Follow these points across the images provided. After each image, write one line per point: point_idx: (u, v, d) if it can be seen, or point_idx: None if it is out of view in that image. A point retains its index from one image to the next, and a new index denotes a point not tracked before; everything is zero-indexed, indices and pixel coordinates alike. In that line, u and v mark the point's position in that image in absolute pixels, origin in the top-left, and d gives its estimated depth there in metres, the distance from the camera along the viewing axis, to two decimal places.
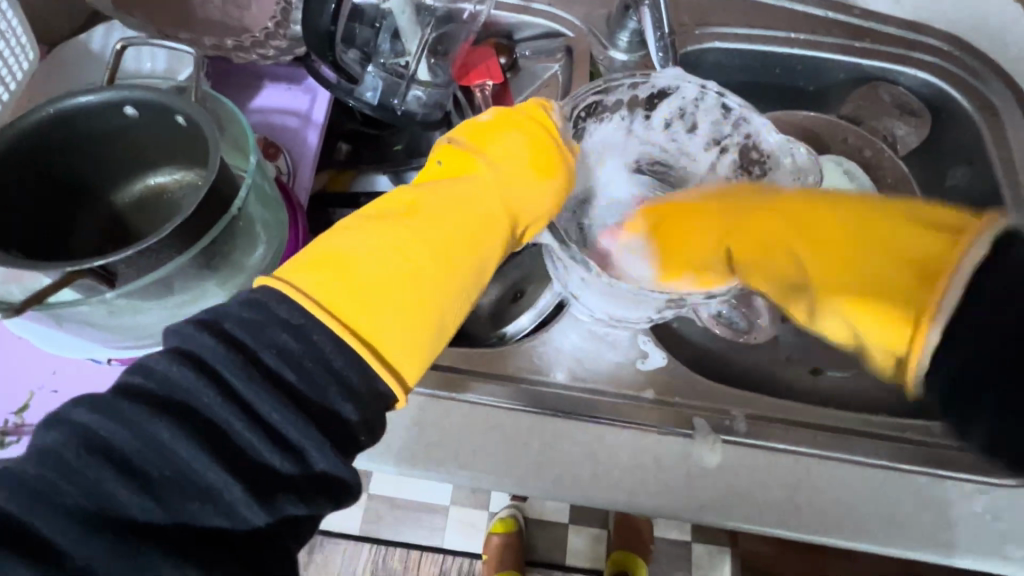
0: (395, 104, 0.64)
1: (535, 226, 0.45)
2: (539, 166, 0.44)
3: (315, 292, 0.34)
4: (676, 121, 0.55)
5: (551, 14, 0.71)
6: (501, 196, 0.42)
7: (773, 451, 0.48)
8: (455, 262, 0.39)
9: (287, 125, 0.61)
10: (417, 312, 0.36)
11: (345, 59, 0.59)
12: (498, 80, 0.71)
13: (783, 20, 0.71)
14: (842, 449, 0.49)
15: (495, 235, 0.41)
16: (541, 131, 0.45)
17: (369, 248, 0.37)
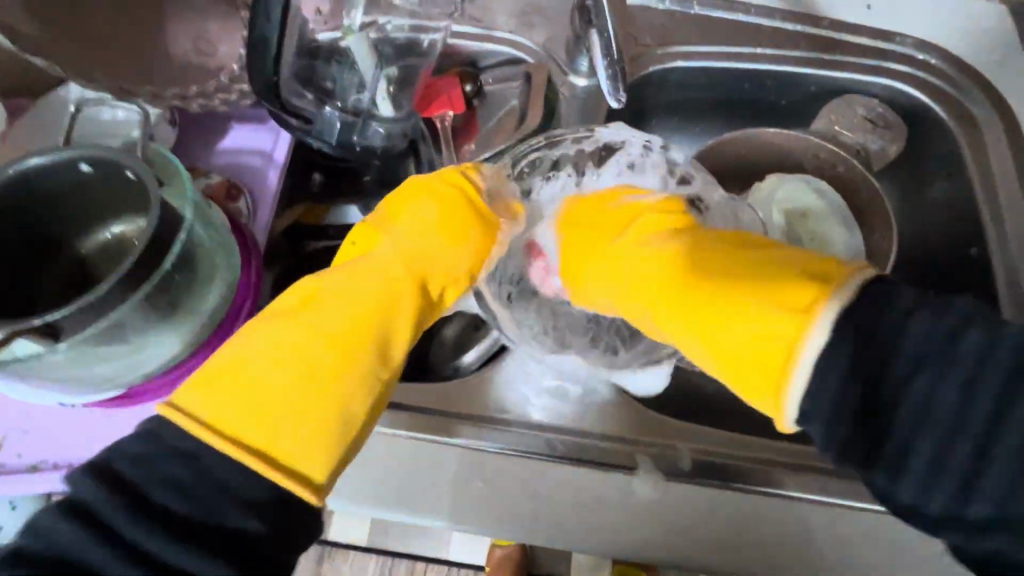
0: (354, 141, 0.65)
1: (452, 287, 0.48)
2: (454, 241, 0.48)
3: (203, 409, 0.38)
4: (625, 175, 0.56)
5: (510, 41, 0.72)
6: (405, 271, 0.45)
7: (719, 489, 0.48)
8: (359, 351, 0.42)
9: (250, 164, 0.64)
10: (314, 406, 0.40)
11: (288, 100, 0.60)
12: (459, 110, 0.71)
13: (747, 36, 0.69)
14: (781, 481, 0.48)
15: (405, 313, 0.45)
16: (448, 206, 0.48)
17: (272, 351, 0.41)
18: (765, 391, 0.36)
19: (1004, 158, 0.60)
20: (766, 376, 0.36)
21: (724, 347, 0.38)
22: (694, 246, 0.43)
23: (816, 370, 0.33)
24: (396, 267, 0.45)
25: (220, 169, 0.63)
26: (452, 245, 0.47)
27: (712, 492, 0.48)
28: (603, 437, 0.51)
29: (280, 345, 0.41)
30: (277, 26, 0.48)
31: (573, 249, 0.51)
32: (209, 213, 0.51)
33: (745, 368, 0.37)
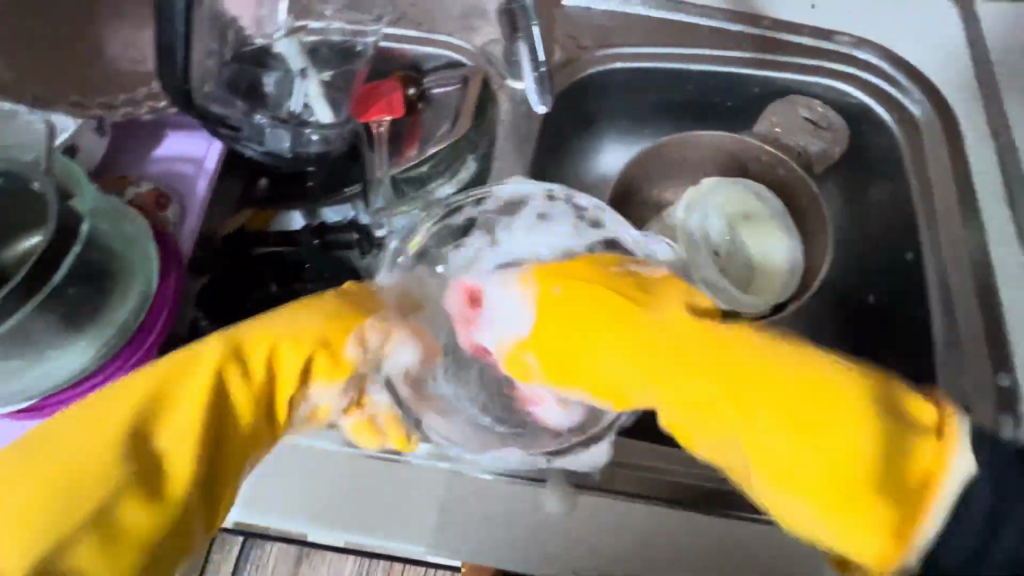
0: (287, 148, 0.65)
1: (290, 370, 0.42)
2: (309, 340, 0.43)
3: None
4: (534, 229, 0.55)
5: (451, 44, 0.71)
6: (225, 347, 0.41)
7: (630, 498, 0.51)
8: (139, 453, 0.37)
9: (181, 173, 0.63)
10: (67, 484, 0.36)
11: (205, 105, 0.58)
12: (398, 114, 0.70)
13: (689, 36, 0.68)
14: (691, 493, 0.51)
15: (203, 391, 0.39)
16: (317, 306, 0.45)
17: (53, 440, 0.38)
18: (876, 543, 0.32)
19: (944, 161, 0.59)
20: (877, 535, 0.32)
21: (823, 489, 0.33)
22: (760, 356, 0.37)
23: (944, 525, 0.31)
24: (221, 356, 0.41)
25: (151, 177, 0.63)
26: (309, 337, 0.43)
27: (627, 504, 0.51)
28: None
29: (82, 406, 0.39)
30: (182, 37, 0.47)
31: (561, 304, 0.43)
32: (117, 224, 0.51)
33: (856, 517, 0.32)
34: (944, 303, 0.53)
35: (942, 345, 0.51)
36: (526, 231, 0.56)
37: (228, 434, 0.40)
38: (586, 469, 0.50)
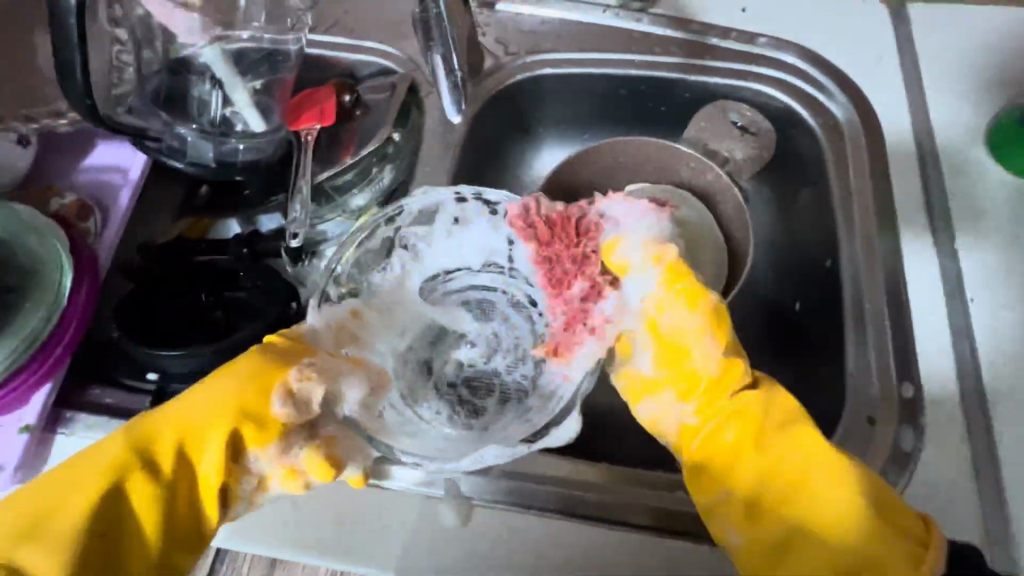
0: (212, 158, 0.64)
1: (200, 462, 0.42)
2: (213, 425, 0.42)
3: None
4: (454, 233, 0.58)
5: (382, 52, 0.71)
6: (125, 443, 0.41)
7: (527, 512, 0.48)
8: (46, 547, 0.39)
9: (106, 184, 0.63)
10: None
11: (116, 113, 0.59)
12: (327, 122, 0.68)
13: (617, 41, 0.67)
14: (594, 503, 0.48)
15: (95, 491, 0.40)
16: (229, 379, 0.43)
17: None
18: None
19: (864, 167, 0.58)
20: None
21: None
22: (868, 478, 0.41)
23: None
24: (127, 446, 0.41)
25: (76, 188, 0.63)
26: (212, 421, 0.42)
27: (523, 515, 0.48)
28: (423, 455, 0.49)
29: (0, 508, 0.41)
30: (77, 52, 0.47)
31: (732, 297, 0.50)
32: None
33: None
34: (856, 312, 0.52)
35: (852, 355, 0.51)
36: (444, 238, 0.58)
37: (128, 523, 0.41)
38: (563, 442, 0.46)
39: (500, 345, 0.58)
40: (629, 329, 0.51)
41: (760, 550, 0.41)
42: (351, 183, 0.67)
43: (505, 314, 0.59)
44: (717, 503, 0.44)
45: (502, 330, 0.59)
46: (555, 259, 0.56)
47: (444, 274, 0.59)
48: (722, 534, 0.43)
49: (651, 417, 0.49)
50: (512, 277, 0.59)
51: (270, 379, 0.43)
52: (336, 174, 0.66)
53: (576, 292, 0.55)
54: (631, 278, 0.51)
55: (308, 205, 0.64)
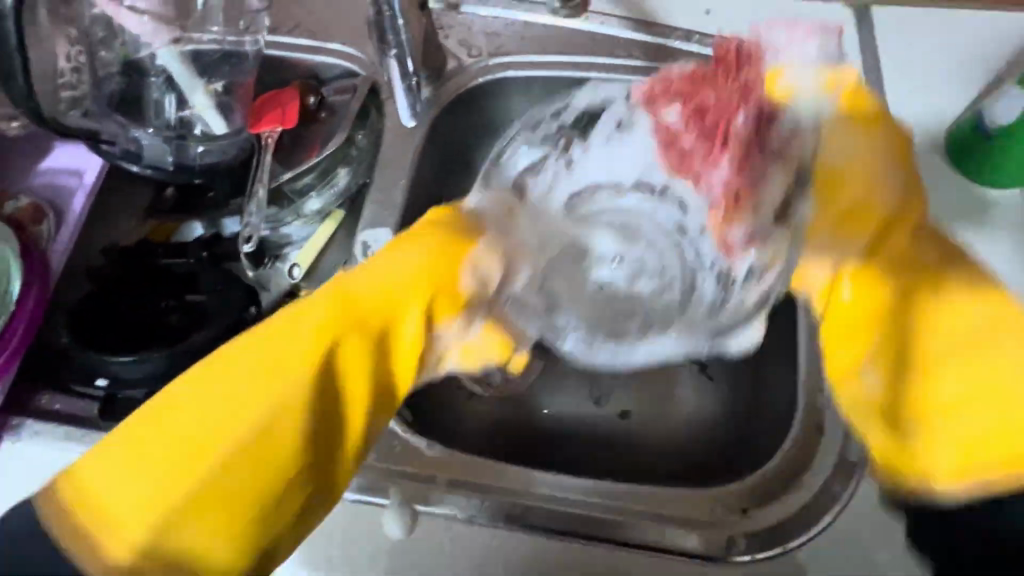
0: (170, 162, 0.63)
1: (376, 358, 0.40)
2: (403, 295, 0.41)
3: (76, 496, 0.35)
4: (613, 138, 0.51)
5: (345, 53, 0.71)
6: (298, 330, 0.39)
7: (470, 522, 0.46)
8: (211, 474, 0.35)
9: (62, 187, 0.63)
10: (155, 504, 0.35)
11: (68, 116, 0.58)
12: (288, 124, 0.68)
13: (580, 44, 0.67)
14: (556, 517, 0.46)
15: (279, 396, 0.37)
16: (414, 255, 0.42)
17: (117, 443, 0.36)
18: None
19: None
20: None
21: None
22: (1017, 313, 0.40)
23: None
24: (320, 337, 0.38)
25: (31, 191, 0.62)
26: (384, 294, 0.41)
27: (475, 529, 0.46)
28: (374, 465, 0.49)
29: (148, 416, 0.36)
30: (19, 56, 0.47)
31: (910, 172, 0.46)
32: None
33: None
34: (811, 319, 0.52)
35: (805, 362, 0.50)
36: (602, 144, 0.51)
37: (337, 435, 0.39)
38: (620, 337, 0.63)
39: (646, 269, 0.48)
40: (806, 168, 0.47)
41: (886, 419, 0.41)
42: (311, 186, 0.68)
43: (675, 238, 0.47)
44: (866, 392, 0.42)
45: (656, 248, 0.48)
46: (698, 111, 0.46)
47: (586, 192, 0.50)
48: (856, 375, 0.42)
49: (802, 265, 0.46)
50: (682, 194, 0.46)
51: (450, 258, 0.43)
52: (295, 177, 0.67)
53: (744, 123, 0.45)
54: (800, 100, 0.49)
55: (264, 207, 0.64)
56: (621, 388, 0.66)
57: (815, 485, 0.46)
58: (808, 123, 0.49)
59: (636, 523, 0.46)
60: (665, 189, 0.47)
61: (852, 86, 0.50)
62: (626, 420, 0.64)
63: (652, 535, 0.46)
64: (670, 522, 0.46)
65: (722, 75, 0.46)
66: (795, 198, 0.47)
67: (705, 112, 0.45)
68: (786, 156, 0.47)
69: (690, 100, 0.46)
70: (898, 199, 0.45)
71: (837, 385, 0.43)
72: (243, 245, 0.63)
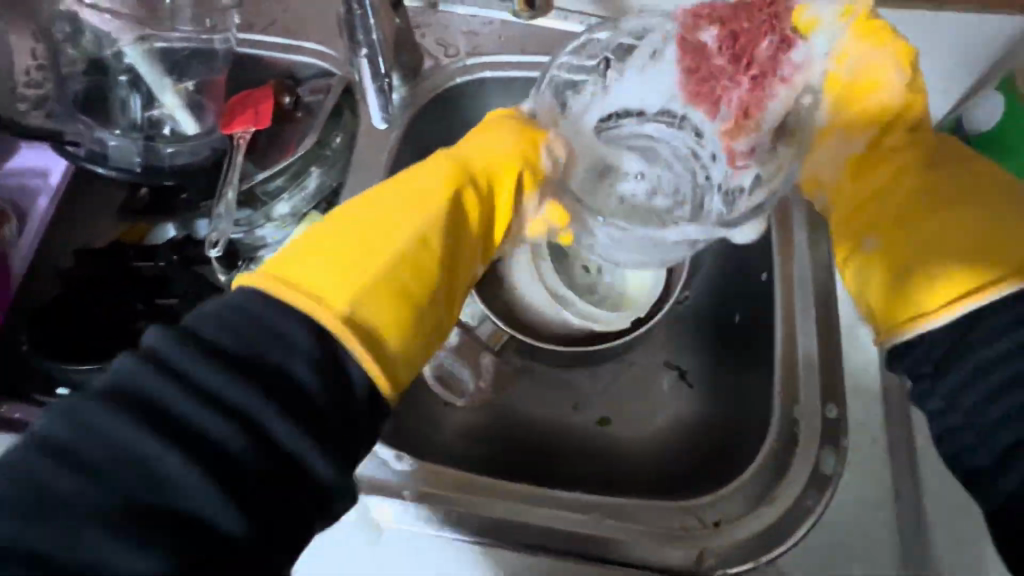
0: (138, 163, 0.62)
1: (489, 196, 0.51)
2: (501, 156, 0.52)
3: (302, 273, 0.40)
4: (648, 68, 0.56)
5: (320, 52, 0.69)
6: (432, 173, 0.49)
7: (433, 537, 0.45)
8: (361, 278, 0.41)
9: (28, 190, 0.62)
10: (387, 293, 0.41)
11: (30, 118, 0.59)
12: (262, 125, 0.66)
13: (559, 45, 0.66)
14: (538, 536, 0.45)
15: (422, 219, 0.45)
16: (507, 130, 0.53)
17: (313, 246, 0.42)
18: None
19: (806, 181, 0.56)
20: None
21: None
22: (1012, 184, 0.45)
23: None
24: (450, 180, 0.48)
25: None
26: (491, 146, 0.52)
27: (445, 546, 0.45)
28: None
29: (313, 238, 0.43)
30: None
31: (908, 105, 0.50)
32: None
33: None
34: (789, 328, 0.51)
35: (782, 372, 0.49)
36: (638, 73, 0.56)
37: (460, 262, 0.48)
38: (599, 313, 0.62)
39: (663, 190, 0.55)
40: (812, 88, 0.52)
41: (880, 278, 0.44)
42: (282, 189, 0.66)
43: (697, 142, 0.56)
44: (865, 254, 0.46)
45: (674, 168, 0.56)
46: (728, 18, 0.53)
47: (611, 119, 0.57)
48: (855, 250, 0.47)
49: (814, 173, 0.53)
50: (701, 124, 0.55)
51: (530, 138, 0.54)
52: (266, 179, 0.65)
53: (765, 50, 0.52)
54: (820, 35, 0.51)
55: (232, 209, 0.62)
56: (600, 394, 0.65)
57: (788, 500, 0.45)
58: (825, 56, 0.51)
59: (620, 540, 0.45)
60: (684, 117, 0.56)
61: (868, 16, 0.51)
62: (603, 428, 0.64)
63: (637, 556, 0.44)
64: (652, 540, 0.45)
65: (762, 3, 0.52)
66: (809, 108, 0.52)
67: (707, 79, 0.54)
68: (787, 81, 0.52)
69: (699, 52, 0.54)
70: (904, 96, 0.50)
71: (848, 262, 0.48)
72: (210, 250, 0.60)
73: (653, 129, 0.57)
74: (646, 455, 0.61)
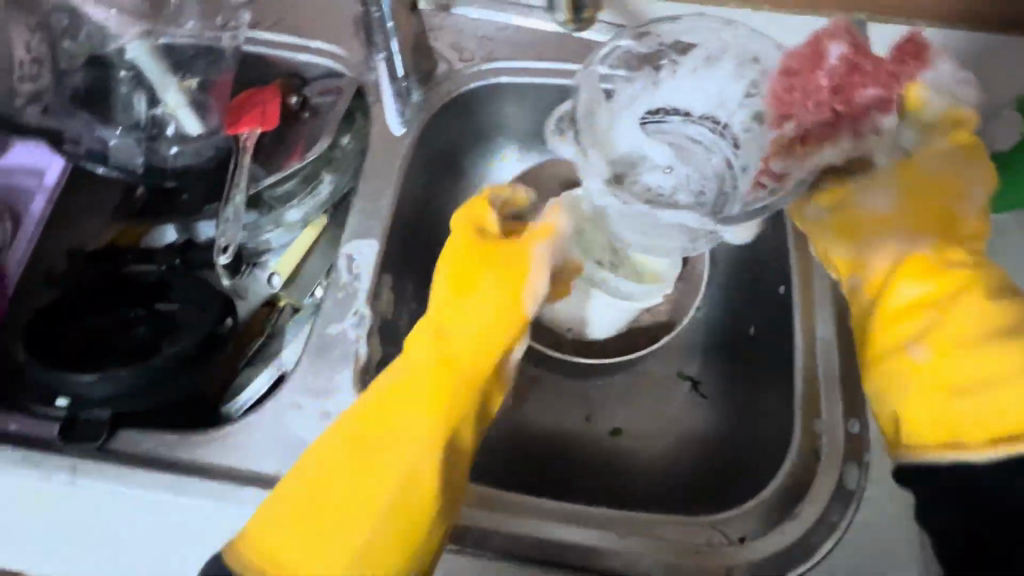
0: (139, 164, 0.61)
1: (471, 374, 0.45)
2: (495, 337, 0.45)
3: (285, 532, 0.40)
4: (700, 71, 0.56)
5: (328, 52, 0.67)
6: (416, 364, 0.45)
7: (458, 559, 0.45)
8: (347, 526, 0.40)
9: (24, 188, 0.59)
10: (380, 538, 0.40)
11: (29, 115, 0.57)
12: (269, 126, 0.65)
13: (577, 51, 0.65)
14: (531, 546, 0.45)
15: (410, 435, 0.42)
16: (490, 279, 0.46)
17: (297, 492, 0.41)
18: None
19: None
20: None
21: None
22: None
23: None
24: (432, 376, 0.44)
25: None
26: (479, 331, 0.45)
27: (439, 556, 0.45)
28: None
29: (299, 475, 0.42)
30: None
31: (965, 221, 0.46)
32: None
33: None
34: (808, 341, 0.52)
35: (801, 387, 0.50)
36: (688, 75, 0.57)
37: (458, 452, 0.44)
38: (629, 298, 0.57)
39: (689, 187, 0.57)
40: (877, 162, 0.49)
41: (919, 391, 0.40)
42: (295, 191, 0.65)
43: (730, 150, 0.58)
44: (903, 355, 0.41)
45: (703, 171, 0.58)
46: (858, 44, 0.49)
47: (662, 113, 0.59)
48: (900, 351, 0.42)
49: (858, 254, 0.47)
50: (741, 134, 0.57)
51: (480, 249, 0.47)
52: (279, 181, 0.64)
53: (868, 96, 0.48)
54: (915, 116, 0.49)
55: (240, 214, 0.62)
56: (614, 404, 0.65)
57: (813, 514, 0.45)
58: (906, 144, 0.49)
59: (621, 552, 0.45)
60: (727, 126, 0.58)
61: (971, 127, 0.49)
62: (617, 438, 0.64)
63: (620, 564, 0.45)
64: (643, 552, 0.45)
65: (889, 61, 0.49)
66: (870, 185, 0.48)
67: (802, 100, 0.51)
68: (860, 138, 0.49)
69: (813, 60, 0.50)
70: (976, 215, 0.47)
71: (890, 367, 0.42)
72: (219, 257, 0.60)
73: (690, 131, 0.59)
74: (661, 468, 0.61)
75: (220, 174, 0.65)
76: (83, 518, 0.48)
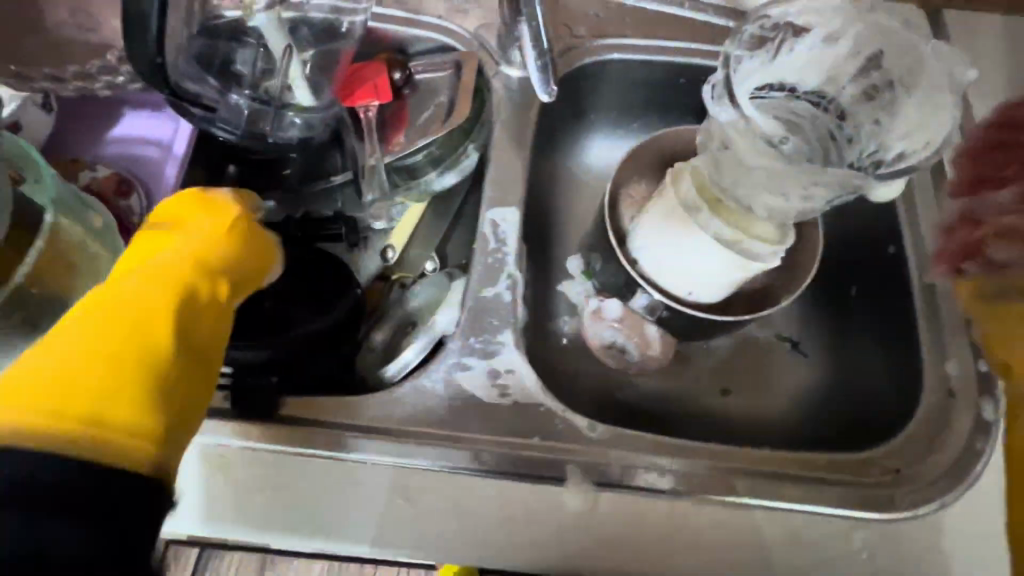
0: (265, 131, 0.60)
1: (212, 298, 0.44)
2: (206, 247, 0.45)
3: (36, 407, 0.33)
4: (818, 48, 0.60)
5: (439, 25, 0.67)
6: (159, 274, 0.42)
7: (642, 498, 0.47)
8: (35, 387, 0.34)
9: (147, 156, 0.58)
10: (87, 387, 0.35)
11: (180, 78, 0.53)
12: (385, 100, 0.65)
13: (682, 30, 0.69)
14: (712, 481, 0.48)
15: (156, 317, 0.39)
16: (197, 233, 0.46)
17: (75, 369, 0.35)
18: None
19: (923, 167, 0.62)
20: None
21: None
22: None
23: None
24: (179, 276, 0.42)
25: (108, 160, 0.57)
26: (173, 255, 0.43)
27: (609, 493, 0.47)
28: (542, 445, 0.49)
29: (124, 336, 0.37)
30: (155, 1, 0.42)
31: None
32: (85, 214, 0.48)
33: None
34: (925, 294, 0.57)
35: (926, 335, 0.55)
36: (806, 54, 0.60)
37: (196, 354, 0.41)
38: (750, 264, 0.58)
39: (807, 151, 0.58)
40: None
41: None
42: (421, 166, 0.65)
43: (835, 122, 0.60)
44: None
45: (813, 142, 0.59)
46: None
47: (767, 89, 0.61)
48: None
49: None
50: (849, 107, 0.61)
51: (238, 230, 0.48)
52: (405, 155, 0.64)
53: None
54: None
55: (381, 179, 0.63)
56: (722, 365, 0.69)
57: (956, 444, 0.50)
58: None
59: (795, 486, 0.48)
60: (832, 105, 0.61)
61: None
62: (726, 397, 0.67)
63: (798, 497, 0.48)
64: (795, 488, 0.48)
65: None
66: None
67: (999, 166, 0.55)
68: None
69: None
70: None
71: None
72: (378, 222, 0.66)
73: (801, 106, 0.61)
74: (775, 420, 0.65)
75: (331, 146, 0.66)
76: (247, 479, 0.47)
